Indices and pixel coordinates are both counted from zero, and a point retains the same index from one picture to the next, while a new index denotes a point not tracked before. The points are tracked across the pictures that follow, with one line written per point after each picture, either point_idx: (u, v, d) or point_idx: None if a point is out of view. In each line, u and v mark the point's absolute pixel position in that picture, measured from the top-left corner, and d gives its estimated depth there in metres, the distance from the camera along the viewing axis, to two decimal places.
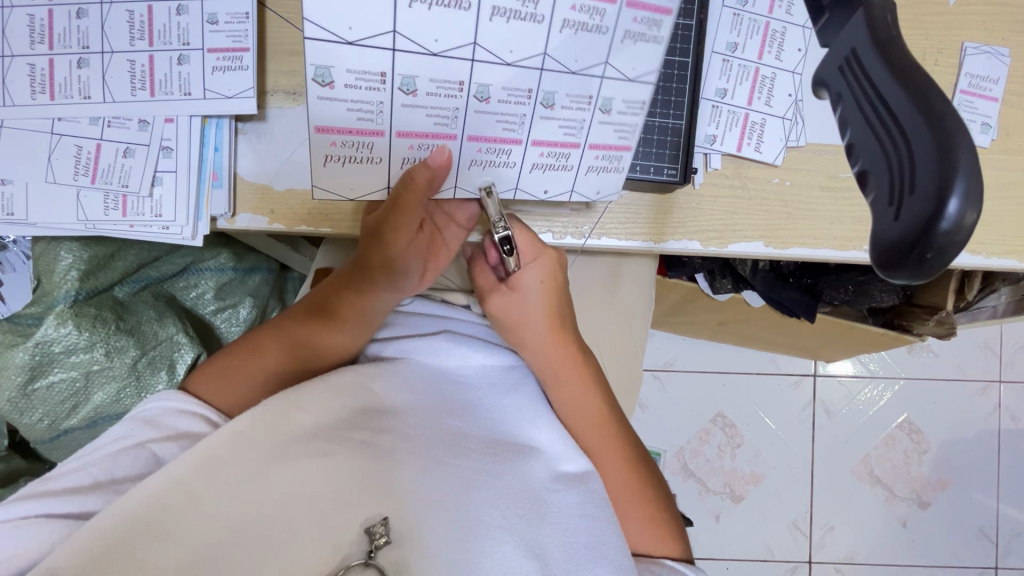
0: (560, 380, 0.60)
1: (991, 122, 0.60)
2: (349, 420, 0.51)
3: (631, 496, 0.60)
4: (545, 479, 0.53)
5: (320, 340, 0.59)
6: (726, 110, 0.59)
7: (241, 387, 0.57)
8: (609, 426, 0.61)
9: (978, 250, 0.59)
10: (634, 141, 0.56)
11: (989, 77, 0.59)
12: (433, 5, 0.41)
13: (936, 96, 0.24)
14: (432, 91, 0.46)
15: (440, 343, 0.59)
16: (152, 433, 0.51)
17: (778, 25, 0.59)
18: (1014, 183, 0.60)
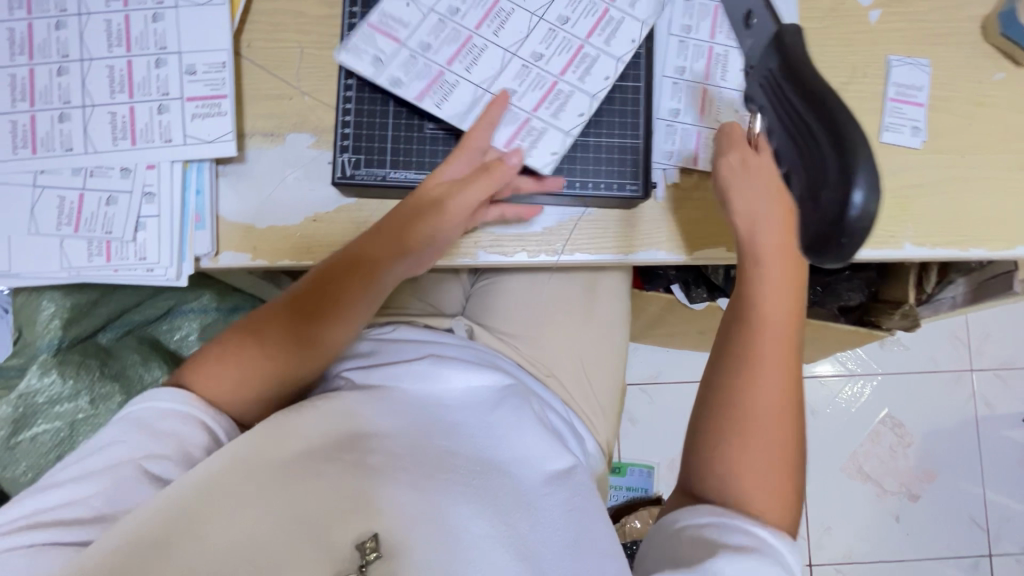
0: (758, 256, 0.55)
1: (920, 126, 0.65)
2: (336, 444, 0.51)
3: (775, 438, 0.52)
4: (532, 483, 0.54)
5: (314, 334, 0.56)
6: (679, 128, 0.63)
7: (241, 371, 0.53)
8: (785, 345, 0.54)
9: (922, 242, 0.64)
10: (597, 161, 0.60)
11: (914, 85, 0.65)
12: (491, 70, 0.59)
13: (834, 114, 0.30)
14: (554, 105, 0.59)
15: (426, 365, 0.60)
16: (147, 442, 0.48)
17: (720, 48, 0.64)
18: (948, 180, 0.64)
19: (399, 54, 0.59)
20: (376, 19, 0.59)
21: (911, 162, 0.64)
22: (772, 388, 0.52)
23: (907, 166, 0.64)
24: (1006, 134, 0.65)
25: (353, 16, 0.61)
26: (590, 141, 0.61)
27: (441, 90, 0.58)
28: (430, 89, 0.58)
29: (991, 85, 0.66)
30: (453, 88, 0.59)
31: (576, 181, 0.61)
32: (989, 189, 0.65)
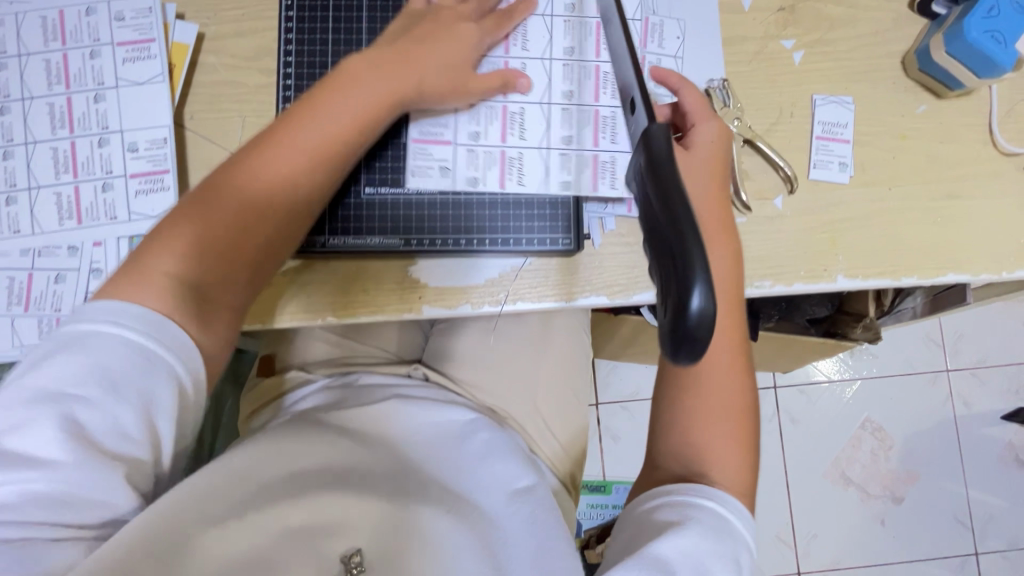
0: (714, 247, 0.57)
1: (847, 161, 0.67)
2: (328, 472, 0.59)
3: (718, 394, 0.57)
4: (500, 497, 0.61)
5: (247, 271, 0.55)
6: (608, 162, 0.64)
7: (201, 228, 0.52)
8: (729, 315, 0.58)
9: (855, 274, 0.66)
10: (527, 217, 0.64)
11: (839, 122, 0.67)
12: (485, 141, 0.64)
13: (680, 219, 0.29)
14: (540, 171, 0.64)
15: (398, 405, 0.68)
16: (104, 391, 0.45)
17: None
18: (878, 212, 0.67)
19: (458, 153, 0.63)
20: (419, 134, 0.63)
21: (840, 197, 0.67)
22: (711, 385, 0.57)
23: (837, 201, 0.66)
24: (931, 163, 0.67)
25: (288, 90, 0.65)
26: (520, 198, 0.64)
27: (442, 172, 0.63)
28: (436, 171, 0.63)
29: (915, 116, 0.68)
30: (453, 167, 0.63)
31: (511, 238, 0.63)
32: (918, 218, 0.67)
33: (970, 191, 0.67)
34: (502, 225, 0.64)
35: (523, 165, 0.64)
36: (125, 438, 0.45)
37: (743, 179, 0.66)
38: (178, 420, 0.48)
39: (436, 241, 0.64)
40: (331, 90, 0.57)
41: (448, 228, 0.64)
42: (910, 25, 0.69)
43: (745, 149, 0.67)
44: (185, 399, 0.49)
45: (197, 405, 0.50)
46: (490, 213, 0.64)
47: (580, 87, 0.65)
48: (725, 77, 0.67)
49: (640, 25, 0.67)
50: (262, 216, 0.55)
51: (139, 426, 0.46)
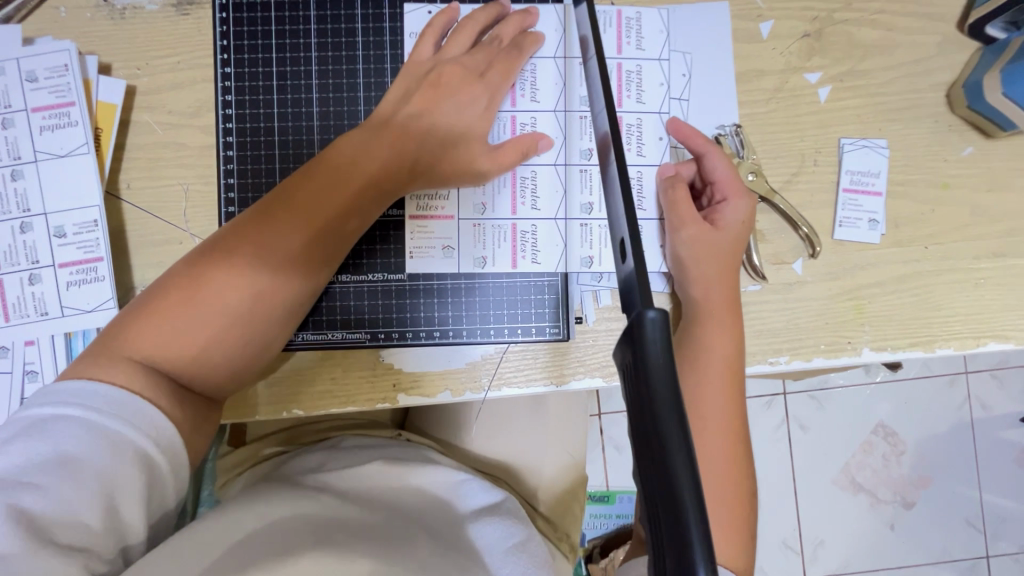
0: (707, 323, 0.52)
1: (878, 217, 0.58)
2: (307, 521, 0.51)
3: (727, 471, 0.49)
4: (496, 556, 0.55)
5: (222, 358, 0.48)
6: (596, 227, 0.57)
7: (170, 310, 0.47)
8: (732, 386, 0.51)
9: (883, 346, 0.58)
10: (510, 305, 0.56)
11: (870, 171, 0.58)
12: (481, 218, 0.56)
13: (679, 473, 0.24)
14: (539, 247, 0.56)
15: (379, 467, 0.62)
16: (58, 477, 0.40)
17: (633, 170, 0.57)
18: (910, 275, 0.58)
19: (460, 232, 0.56)
20: (415, 210, 0.56)
21: (868, 259, 0.58)
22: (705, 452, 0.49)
23: (864, 264, 0.58)
24: (975, 216, 0.59)
25: (228, 163, 0.57)
26: (500, 283, 0.57)
27: (432, 255, 0.56)
28: (424, 253, 0.56)
29: (958, 162, 0.59)
30: (444, 252, 0.56)
31: (490, 329, 0.56)
32: (958, 280, 0.58)
33: (1017, 249, 0.59)
34: (481, 315, 0.56)
35: (504, 246, 0.56)
36: (88, 522, 0.40)
37: (757, 242, 0.58)
38: (148, 500, 0.43)
39: (406, 333, 0.56)
40: (331, 164, 0.51)
41: (420, 318, 0.56)
42: (956, 53, 0.59)
43: (761, 205, 0.58)
44: (158, 480, 0.44)
45: (175, 484, 0.45)
46: (467, 300, 0.56)
47: (563, 154, 0.57)
48: (739, 120, 0.58)
49: (625, 74, 0.58)
50: (235, 293, 0.48)
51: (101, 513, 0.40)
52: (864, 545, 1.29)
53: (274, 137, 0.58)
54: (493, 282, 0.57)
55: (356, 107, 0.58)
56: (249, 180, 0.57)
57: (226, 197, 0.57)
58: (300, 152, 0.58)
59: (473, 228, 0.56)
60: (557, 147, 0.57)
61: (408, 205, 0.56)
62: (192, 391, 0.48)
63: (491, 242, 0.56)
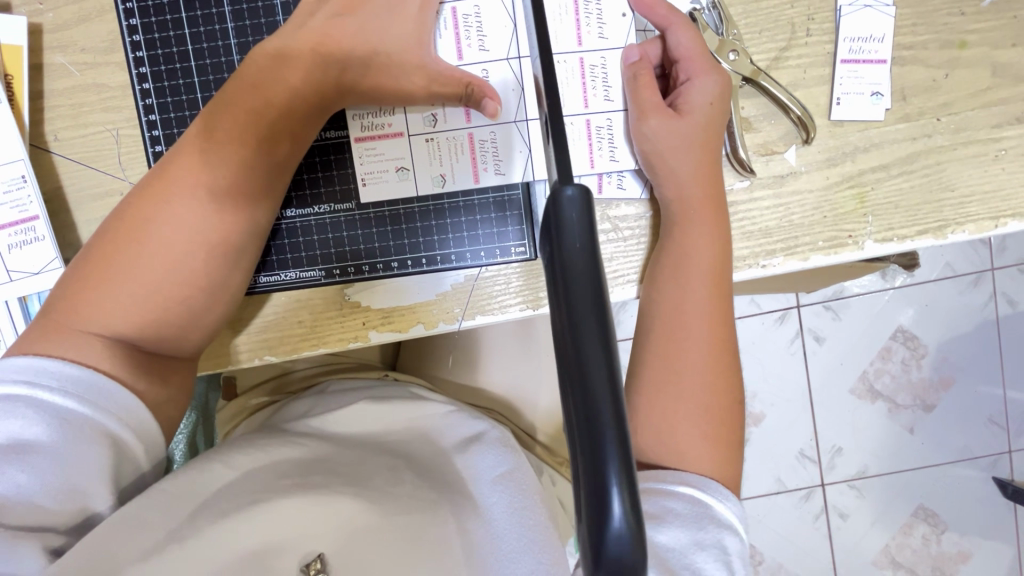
0: (687, 225, 0.47)
1: (883, 88, 0.51)
2: (287, 466, 0.50)
3: (705, 381, 0.46)
4: (482, 485, 0.51)
5: (167, 317, 0.46)
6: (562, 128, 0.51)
7: (106, 270, 0.45)
8: (719, 294, 0.47)
9: (889, 236, 0.53)
10: (471, 226, 0.52)
11: (872, 36, 0.51)
12: (435, 130, 0.51)
13: (595, 365, 0.21)
14: (499, 155, 0.51)
15: (362, 405, 0.59)
16: (16, 458, 0.40)
17: (595, 56, 0.50)
18: (920, 153, 0.52)
19: (413, 149, 0.51)
20: (361, 130, 0.51)
21: (872, 139, 0.52)
22: (685, 359, 0.46)
23: (866, 145, 0.52)
24: (997, 78, 0.51)
25: (147, 97, 0.52)
26: (458, 204, 0.52)
27: (385, 178, 0.51)
28: (376, 176, 0.51)
29: (977, 15, 0.51)
30: (398, 173, 0.51)
31: (452, 254, 0.52)
32: (974, 154, 0.52)
33: None
34: (442, 240, 0.52)
35: (459, 163, 0.51)
36: (45, 501, 0.41)
37: (743, 130, 0.52)
38: (115, 474, 0.43)
39: (364, 266, 0.53)
40: (247, 86, 0.46)
41: (377, 249, 0.53)
42: None
43: (746, 89, 0.52)
44: (125, 453, 0.44)
45: (145, 453, 0.45)
46: (425, 225, 0.52)
47: (516, 46, 0.50)
48: None
49: None
50: (168, 246, 0.45)
51: (66, 486, 0.41)
52: (880, 450, 1.27)
53: (191, 63, 0.53)
54: (451, 204, 0.52)
55: (275, 17, 0.52)
56: (172, 113, 0.53)
57: (151, 134, 0.53)
58: (222, 75, 0.53)
59: (427, 143, 0.51)
60: (507, 38, 0.50)
61: (351, 126, 0.51)
62: (152, 355, 0.47)
63: (445, 161, 0.51)
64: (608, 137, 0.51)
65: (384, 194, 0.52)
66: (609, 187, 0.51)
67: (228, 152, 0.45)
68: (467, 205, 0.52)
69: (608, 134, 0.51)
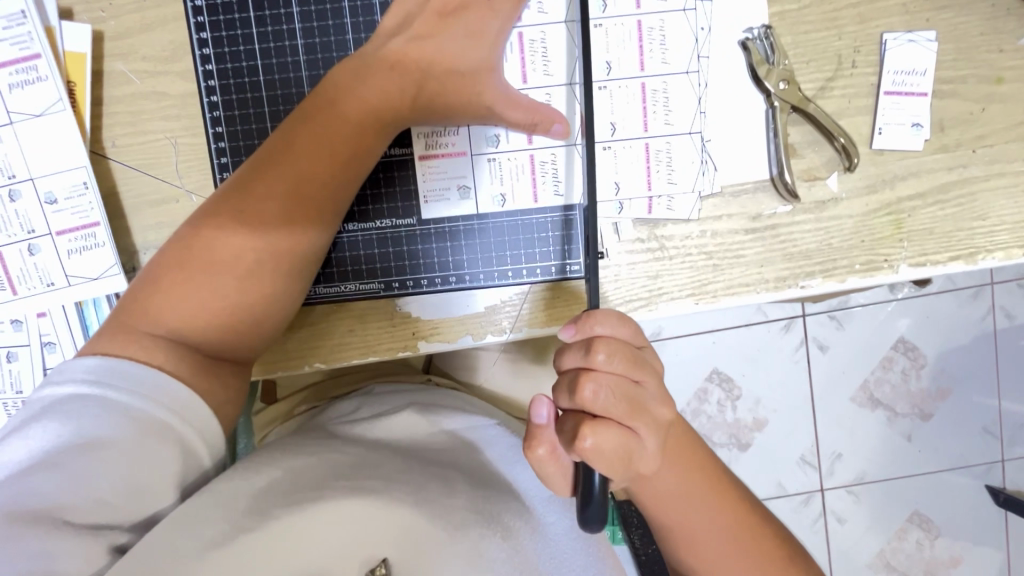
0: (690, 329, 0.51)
1: (922, 120, 0.53)
2: (339, 469, 0.51)
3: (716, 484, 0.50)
4: (537, 501, 0.54)
5: (232, 321, 0.47)
6: (622, 150, 0.54)
7: (176, 273, 0.46)
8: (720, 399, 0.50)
9: (922, 260, 0.55)
10: (526, 244, 0.54)
11: (915, 70, 0.53)
12: (497, 148, 0.52)
13: None
14: (559, 174, 0.53)
15: (410, 416, 0.60)
16: (85, 455, 0.41)
17: (656, 81, 0.53)
18: (954, 183, 0.54)
19: (474, 166, 0.53)
20: (425, 147, 0.52)
21: (910, 168, 0.54)
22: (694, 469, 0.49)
23: (904, 173, 0.54)
24: None
25: (213, 110, 0.53)
26: (515, 222, 0.53)
27: (448, 195, 0.53)
28: (437, 192, 0.53)
29: (1015, 51, 0.53)
30: (459, 190, 0.53)
31: (507, 270, 0.54)
32: (1006, 185, 0.54)
33: None
34: (499, 258, 0.54)
35: (515, 182, 0.53)
36: (111, 500, 0.42)
37: (790, 157, 0.54)
38: (179, 474, 0.44)
39: (422, 280, 0.54)
40: (322, 102, 0.47)
41: (433, 263, 0.54)
42: None
43: (793, 116, 0.54)
44: (184, 448, 0.44)
45: (208, 452, 0.46)
46: (481, 243, 0.54)
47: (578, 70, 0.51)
48: (769, 20, 0.52)
49: None
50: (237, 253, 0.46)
51: (132, 486, 0.42)
52: (880, 458, 1.31)
53: (258, 77, 0.53)
54: (508, 222, 0.53)
55: (345, 36, 0.53)
56: (239, 126, 0.53)
57: (218, 145, 0.53)
58: (290, 90, 0.53)
59: (488, 161, 0.53)
60: (572, 65, 0.51)
61: (415, 144, 0.52)
62: (215, 359, 0.47)
63: (503, 183, 0.53)
64: (666, 160, 0.54)
65: (446, 210, 0.53)
66: (663, 206, 0.54)
67: (307, 176, 0.47)
68: (528, 223, 0.53)
69: (665, 157, 0.54)
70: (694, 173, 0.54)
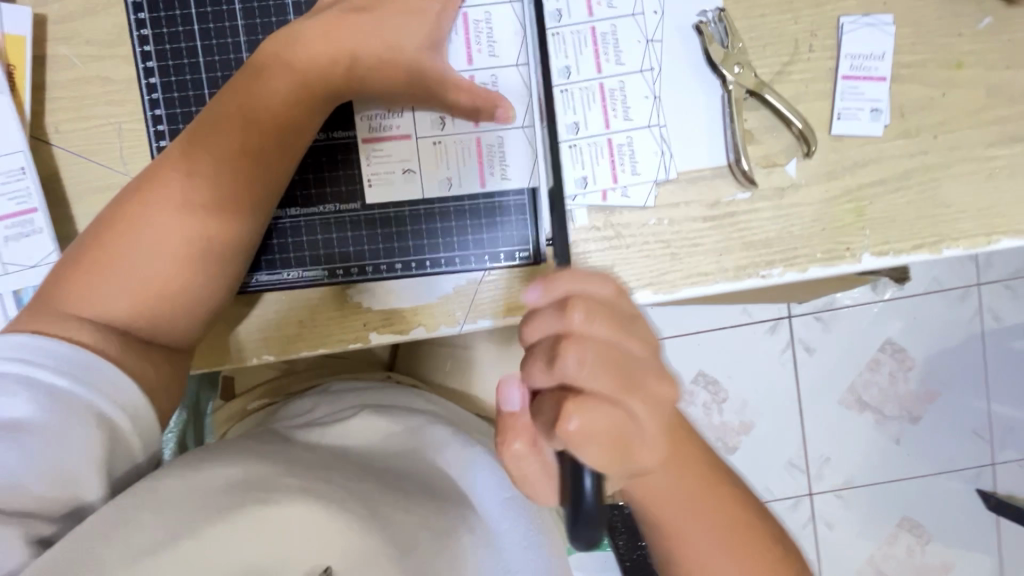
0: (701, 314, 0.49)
1: (882, 105, 0.52)
2: (288, 467, 0.49)
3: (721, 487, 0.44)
4: (492, 509, 0.53)
5: (165, 302, 0.46)
6: (584, 146, 0.53)
7: (106, 254, 0.45)
8: None
9: (885, 249, 0.54)
10: (476, 231, 0.52)
11: (872, 54, 0.52)
12: (446, 135, 0.51)
13: None
14: (506, 158, 0.52)
15: (367, 417, 0.59)
16: (11, 438, 0.40)
17: (614, 81, 0.52)
18: (916, 169, 0.53)
19: (420, 149, 0.51)
20: (370, 131, 0.51)
21: (870, 154, 0.53)
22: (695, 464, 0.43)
23: (864, 159, 0.53)
24: (992, 98, 0.52)
25: (153, 91, 0.52)
26: (464, 206, 0.52)
27: (403, 189, 0.52)
28: (390, 184, 0.52)
29: (976, 35, 0.52)
30: (415, 184, 0.52)
31: (456, 256, 0.52)
32: (969, 171, 0.53)
33: None
34: (447, 245, 0.52)
35: (465, 168, 0.52)
36: (35, 486, 0.41)
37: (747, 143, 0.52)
38: (110, 461, 0.43)
39: (380, 266, 0.52)
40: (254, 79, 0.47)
41: (380, 250, 0.52)
42: None
43: (749, 102, 0.53)
44: (116, 435, 0.43)
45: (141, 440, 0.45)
46: (429, 229, 0.52)
47: (524, 51, 0.51)
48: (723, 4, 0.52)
49: None
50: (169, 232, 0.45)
51: (58, 472, 0.41)
52: (868, 461, 1.29)
53: (199, 58, 0.53)
54: (456, 206, 0.52)
55: (286, 16, 0.52)
56: (178, 109, 0.52)
57: (156, 127, 0.52)
58: (230, 71, 0.53)
59: (438, 148, 0.52)
60: (519, 49, 0.51)
61: (359, 127, 0.51)
62: (149, 343, 0.46)
63: (452, 168, 0.52)
64: (630, 154, 0.53)
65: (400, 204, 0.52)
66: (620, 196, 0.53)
67: (239, 151, 0.46)
68: (488, 218, 0.52)
69: (627, 152, 0.53)
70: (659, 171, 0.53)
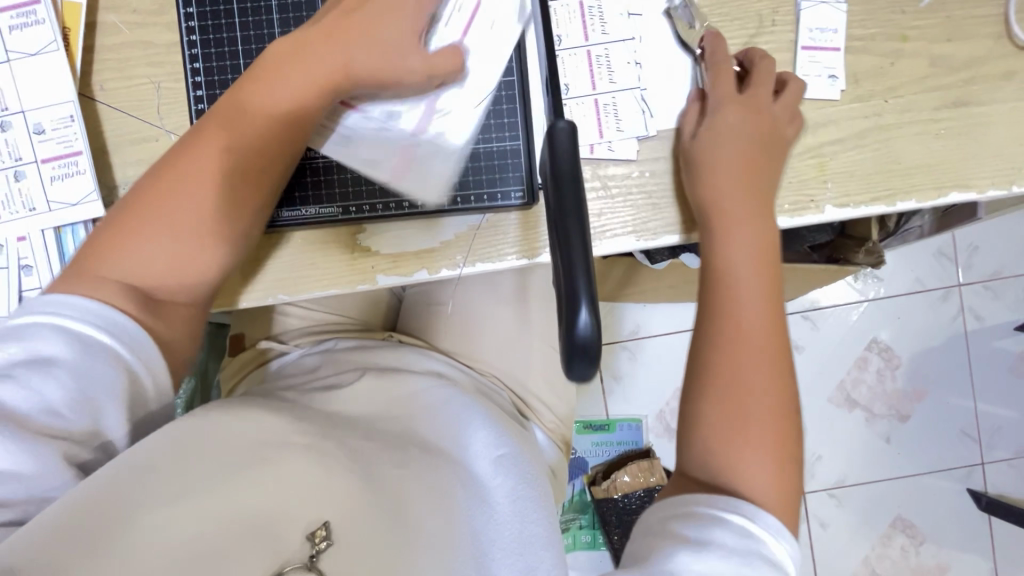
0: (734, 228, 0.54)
1: (837, 73, 0.59)
2: (297, 427, 0.53)
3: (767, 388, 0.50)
4: (485, 464, 0.57)
5: (188, 272, 0.50)
6: (573, 104, 0.59)
7: (131, 226, 0.49)
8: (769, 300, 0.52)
9: (846, 202, 0.59)
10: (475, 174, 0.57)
11: (827, 28, 0.59)
12: None
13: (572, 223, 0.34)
14: (506, 112, 0.57)
15: (372, 380, 0.63)
16: (37, 374, 0.44)
17: (599, 48, 0.59)
18: (871, 130, 0.59)
19: None
20: None
21: (829, 116, 0.59)
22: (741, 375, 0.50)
23: (823, 120, 0.59)
24: (935, 67, 0.59)
25: (192, 48, 0.58)
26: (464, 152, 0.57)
27: None
28: None
29: (918, 13, 0.59)
30: None
31: (457, 197, 0.57)
32: (918, 131, 0.59)
33: (980, 96, 0.59)
34: (448, 187, 0.57)
35: None
36: (58, 416, 0.45)
37: None
38: (127, 403, 0.47)
39: (377, 205, 0.57)
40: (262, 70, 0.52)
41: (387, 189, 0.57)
42: None
43: None
44: (134, 380, 0.47)
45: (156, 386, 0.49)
46: None
47: None
48: None
49: None
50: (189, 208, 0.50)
51: (78, 407, 0.45)
52: (858, 458, 1.31)
53: (234, 17, 0.58)
54: None
55: None
56: (214, 63, 0.58)
57: (194, 79, 0.58)
58: (261, 31, 0.58)
59: None
60: None
61: None
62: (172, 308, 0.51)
63: None
64: (613, 109, 0.59)
65: None
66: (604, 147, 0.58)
67: (251, 134, 0.51)
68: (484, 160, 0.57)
69: (610, 107, 0.59)
70: (638, 124, 0.59)
